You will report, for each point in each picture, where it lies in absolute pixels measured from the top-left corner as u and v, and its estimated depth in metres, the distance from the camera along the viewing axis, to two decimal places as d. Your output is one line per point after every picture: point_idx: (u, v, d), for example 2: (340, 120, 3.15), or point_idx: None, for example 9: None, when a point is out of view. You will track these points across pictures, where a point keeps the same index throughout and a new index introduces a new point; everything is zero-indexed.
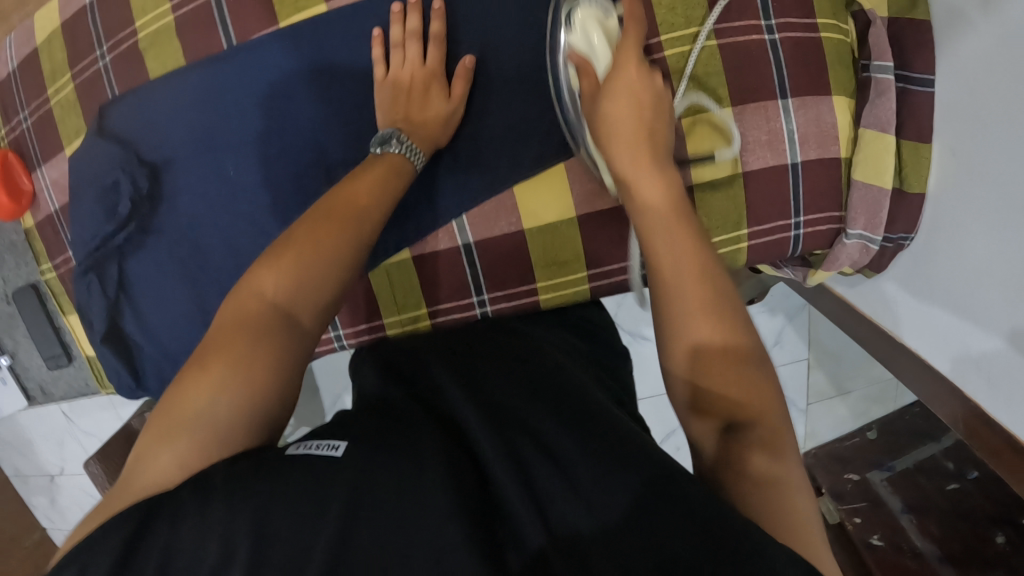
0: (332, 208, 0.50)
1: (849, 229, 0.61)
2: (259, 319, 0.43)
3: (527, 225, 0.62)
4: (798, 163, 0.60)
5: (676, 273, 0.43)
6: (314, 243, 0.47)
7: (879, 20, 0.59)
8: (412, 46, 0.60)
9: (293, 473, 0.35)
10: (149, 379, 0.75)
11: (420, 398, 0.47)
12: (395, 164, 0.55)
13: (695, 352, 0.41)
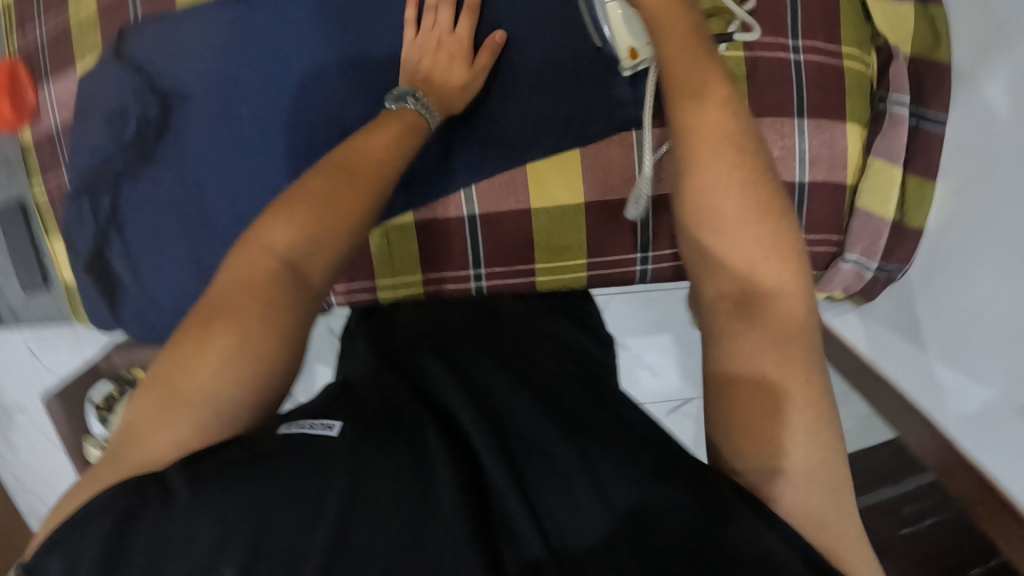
0: (346, 160, 0.46)
1: (846, 253, 0.63)
2: (270, 280, 0.40)
3: (534, 206, 0.62)
4: (804, 183, 0.61)
5: (715, 171, 0.39)
6: (330, 197, 0.43)
7: (902, 56, 0.60)
8: (445, 10, 0.59)
9: (282, 464, 0.34)
10: (128, 317, 0.74)
11: (413, 382, 0.46)
12: (412, 123, 0.53)
13: (733, 259, 0.39)
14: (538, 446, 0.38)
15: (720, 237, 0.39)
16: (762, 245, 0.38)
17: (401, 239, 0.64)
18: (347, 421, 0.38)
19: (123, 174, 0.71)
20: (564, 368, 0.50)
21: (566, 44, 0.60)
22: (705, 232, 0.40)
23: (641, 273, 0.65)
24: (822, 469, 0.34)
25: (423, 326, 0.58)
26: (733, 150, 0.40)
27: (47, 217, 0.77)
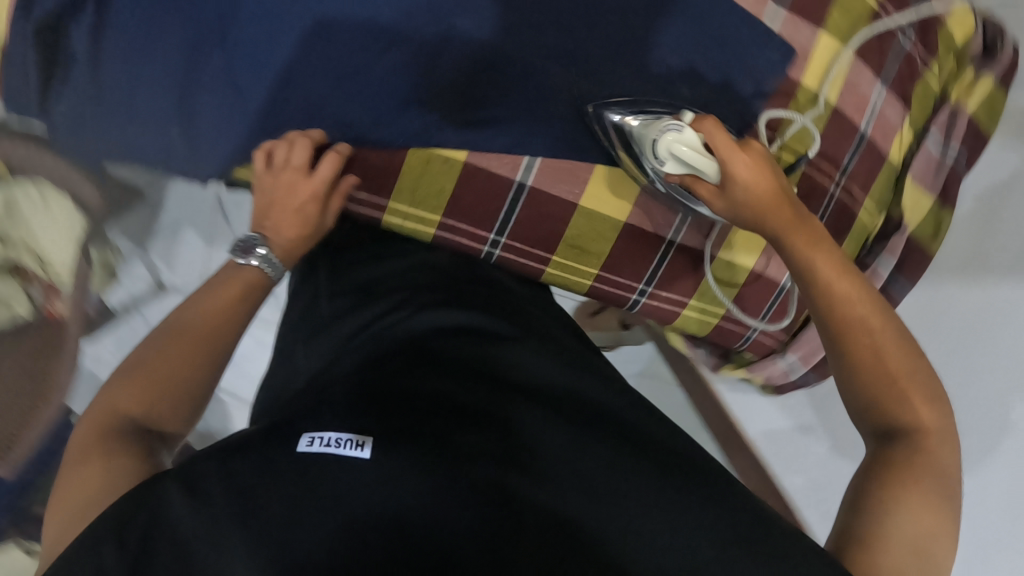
0: (183, 326, 0.56)
1: (787, 354, 0.73)
2: (121, 432, 0.49)
3: (580, 202, 0.63)
4: (787, 286, 0.70)
5: (881, 339, 0.49)
6: (174, 355, 0.54)
7: (906, 230, 0.67)
8: (304, 148, 0.57)
9: (315, 482, 0.42)
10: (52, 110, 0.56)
11: (427, 368, 0.52)
12: (251, 281, 0.59)
13: (898, 408, 0.48)
14: (569, 454, 0.46)
15: (887, 375, 0.48)
16: (912, 369, 0.49)
17: (437, 173, 0.60)
18: (379, 431, 0.45)
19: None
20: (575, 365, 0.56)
21: (673, 73, 0.60)
22: (875, 370, 0.49)
23: (634, 302, 0.69)
24: (921, 542, 0.43)
25: (419, 287, 0.61)
26: (850, 282, 0.51)
27: None
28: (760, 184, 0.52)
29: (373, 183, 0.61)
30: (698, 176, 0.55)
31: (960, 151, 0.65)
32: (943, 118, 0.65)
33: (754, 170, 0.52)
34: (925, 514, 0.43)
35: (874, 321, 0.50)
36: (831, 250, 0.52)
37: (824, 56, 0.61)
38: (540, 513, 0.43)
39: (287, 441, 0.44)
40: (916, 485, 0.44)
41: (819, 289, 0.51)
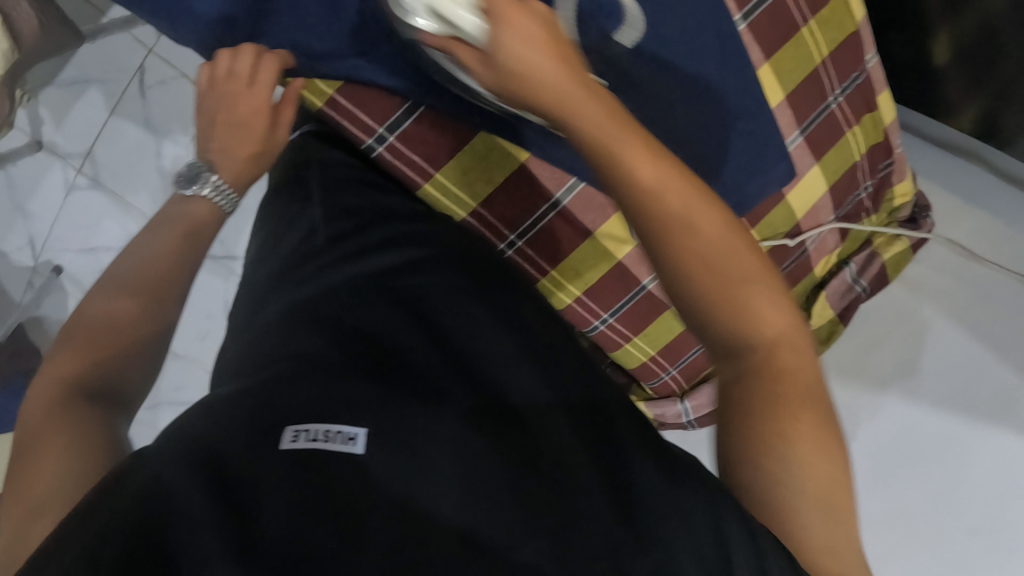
0: (126, 275, 0.50)
1: (684, 401, 0.86)
2: (68, 407, 0.41)
3: (596, 232, 0.67)
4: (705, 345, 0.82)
5: (752, 291, 0.47)
6: (109, 321, 0.47)
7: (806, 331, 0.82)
8: (246, 56, 0.53)
9: (327, 469, 0.35)
10: None
11: (440, 346, 0.47)
12: (202, 213, 0.56)
13: (764, 345, 0.47)
14: (557, 447, 0.41)
15: (722, 299, 0.46)
16: (763, 297, 0.47)
17: (494, 165, 0.62)
18: (374, 423, 0.38)
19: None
20: (560, 349, 0.52)
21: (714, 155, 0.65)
22: (720, 306, 0.46)
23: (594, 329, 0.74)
24: (824, 478, 0.44)
25: (398, 253, 0.54)
26: (713, 231, 0.46)
27: None
28: (547, 34, 0.41)
29: (431, 151, 0.60)
30: (459, 38, 0.43)
31: (866, 285, 0.81)
32: (863, 256, 0.81)
33: (525, 26, 0.40)
34: (819, 459, 0.44)
35: (701, 223, 0.46)
36: (663, 162, 0.45)
37: (812, 183, 0.72)
38: (530, 498, 0.38)
39: (271, 439, 0.37)
40: (794, 412, 0.45)
41: (683, 256, 0.46)
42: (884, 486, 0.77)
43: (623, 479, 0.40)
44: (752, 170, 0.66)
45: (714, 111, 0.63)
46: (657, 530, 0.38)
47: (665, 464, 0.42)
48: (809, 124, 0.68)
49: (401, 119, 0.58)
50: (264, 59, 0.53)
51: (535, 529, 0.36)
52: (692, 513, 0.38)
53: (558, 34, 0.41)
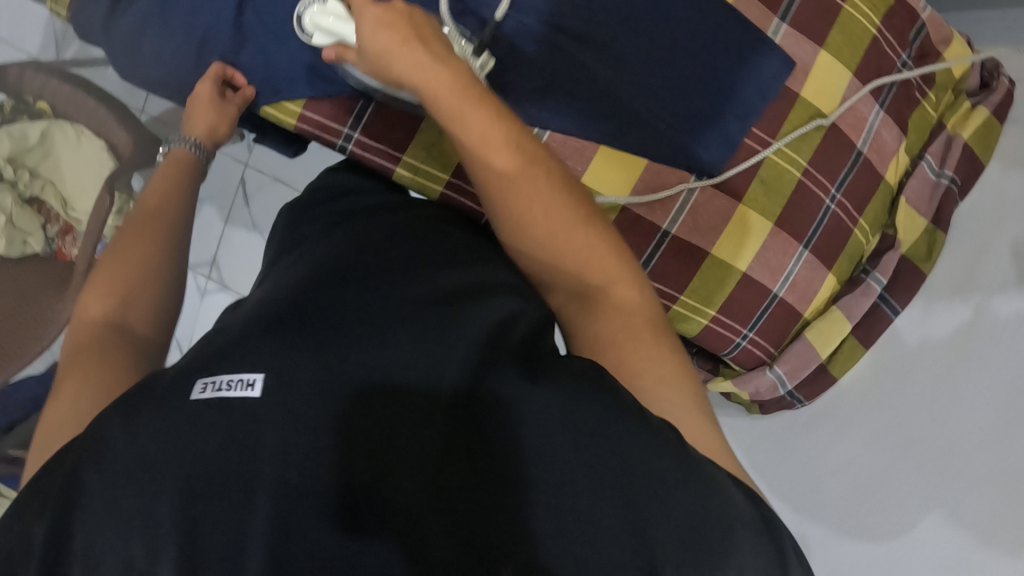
0: (143, 211, 0.61)
1: (775, 365, 0.71)
2: (97, 337, 0.49)
3: (585, 179, 0.66)
4: (777, 297, 0.70)
5: (513, 171, 0.48)
6: (130, 247, 0.57)
7: (899, 248, 0.70)
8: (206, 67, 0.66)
9: (215, 424, 0.36)
10: (125, 19, 0.69)
11: (362, 288, 0.45)
12: (181, 157, 0.68)
13: (549, 234, 0.49)
14: (464, 400, 0.40)
15: (544, 244, 0.49)
16: (593, 245, 0.49)
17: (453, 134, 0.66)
18: (269, 365, 0.38)
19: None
20: (482, 280, 0.50)
21: (672, 70, 0.64)
22: (558, 262, 0.49)
23: None
24: (690, 400, 0.45)
25: (347, 227, 0.55)
26: (532, 178, 0.48)
27: None
28: (401, 21, 0.47)
29: (391, 138, 0.66)
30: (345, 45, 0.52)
31: (954, 175, 0.71)
32: (938, 144, 0.72)
33: (382, 18, 0.47)
34: (642, 355, 0.46)
35: (454, 107, 0.47)
36: (436, 62, 0.47)
37: (824, 74, 0.69)
38: (449, 459, 0.37)
39: (184, 389, 0.38)
40: (630, 344, 0.46)
41: (504, 199, 0.48)
42: (1015, 424, 0.60)
43: (520, 430, 0.39)
44: (717, 81, 0.66)
45: (650, 21, 0.63)
46: (565, 480, 0.37)
47: (573, 394, 0.40)
48: (787, 10, 0.67)
49: (362, 114, 0.65)
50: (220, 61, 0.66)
51: (442, 479, 0.36)
52: (596, 439, 0.38)
53: (418, 30, 0.47)
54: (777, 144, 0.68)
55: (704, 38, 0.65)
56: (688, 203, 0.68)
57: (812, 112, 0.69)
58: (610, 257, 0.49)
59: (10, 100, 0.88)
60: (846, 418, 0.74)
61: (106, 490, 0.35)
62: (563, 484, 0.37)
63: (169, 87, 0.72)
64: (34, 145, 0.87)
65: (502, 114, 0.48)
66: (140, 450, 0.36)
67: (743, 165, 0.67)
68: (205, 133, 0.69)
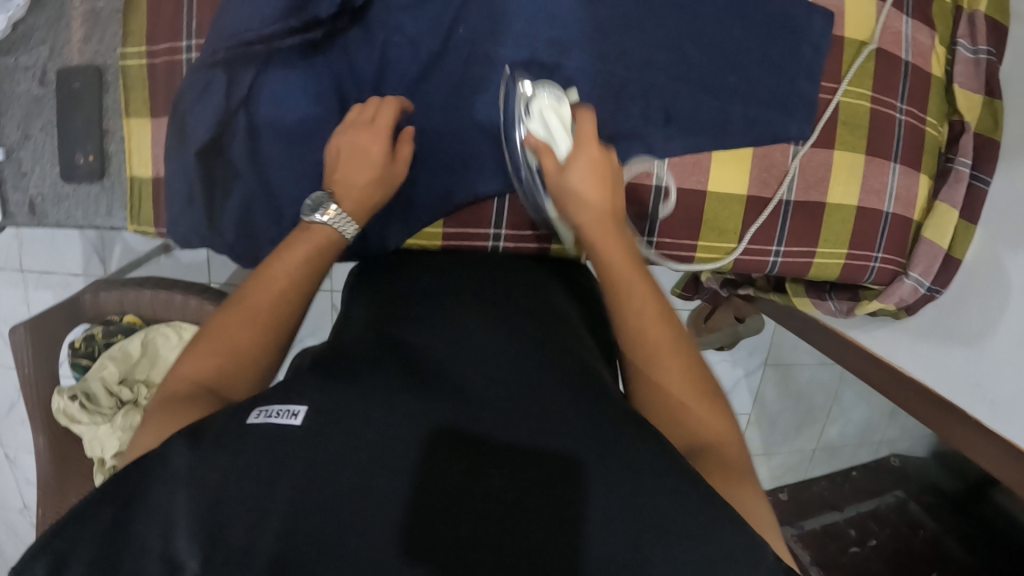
0: (245, 297, 0.56)
1: (910, 271, 0.79)
2: (177, 394, 0.49)
3: (710, 188, 0.73)
4: (890, 214, 0.78)
5: (597, 226, 0.58)
6: (225, 334, 0.53)
7: (971, 131, 0.77)
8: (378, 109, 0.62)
9: (252, 444, 0.40)
10: (226, 222, 0.68)
11: (401, 353, 0.51)
12: (323, 240, 0.58)
13: (620, 286, 0.56)
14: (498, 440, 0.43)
15: (671, 409, 0.52)
16: (711, 416, 0.51)
17: None
18: (314, 403, 0.43)
19: (276, 54, 0.64)
20: (522, 331, 0.55)
21: (740, 62, 0.72)
22: (634, 344, 0.54)
23: (772, 264, 0.77)
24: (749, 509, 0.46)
25: (378, 296, 0.61)
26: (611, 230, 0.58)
27: (133, 92, 0.68)
28: (599, 192, 0.58)
29: (535, 221, 0.69)
30: (550, 146, 0.60)
31: (990, 46, 0.77)
32: (964, 25, 0.78)
33: (588, 140, 0.59)
34: (715, 443, 0.50)
35: (578, 153, 0.59)
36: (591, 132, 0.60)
37: (856, 9, 0.75)
38: (452, 470, 0.40)
39: (240, 415, 0.43)
40: (699, 409, 0.51)
41: (619, 311, 0.55)
42: None
43: (542, 447, 0.42)
44: (773, 57, 0.72)
45: (704, 29, 0.70)
46: (572, 489, 0.40)
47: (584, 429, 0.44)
48: None
49: (501, 212, 0.68)
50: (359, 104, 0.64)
51: (449, 499, 0.39)
52: (592, 447, 0.42)
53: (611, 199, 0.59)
54: (845, 87, 0.74)
55: (749, 24, 0.71)
56: (795, 169, 0.74)
57: (862, 48, 0.75)
58: (677, 347, 0.54)
59: (99, 325, 0.89)
60: (986, 286, 0.76)
61: (167, 502, 0.38)
62: (596, 501, 0.40)
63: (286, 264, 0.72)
64: (139, 358, 0.88)
65: (606, 183, 0.59)
66: (204, 475, 0.39)
67: (824, 118, 0.73)
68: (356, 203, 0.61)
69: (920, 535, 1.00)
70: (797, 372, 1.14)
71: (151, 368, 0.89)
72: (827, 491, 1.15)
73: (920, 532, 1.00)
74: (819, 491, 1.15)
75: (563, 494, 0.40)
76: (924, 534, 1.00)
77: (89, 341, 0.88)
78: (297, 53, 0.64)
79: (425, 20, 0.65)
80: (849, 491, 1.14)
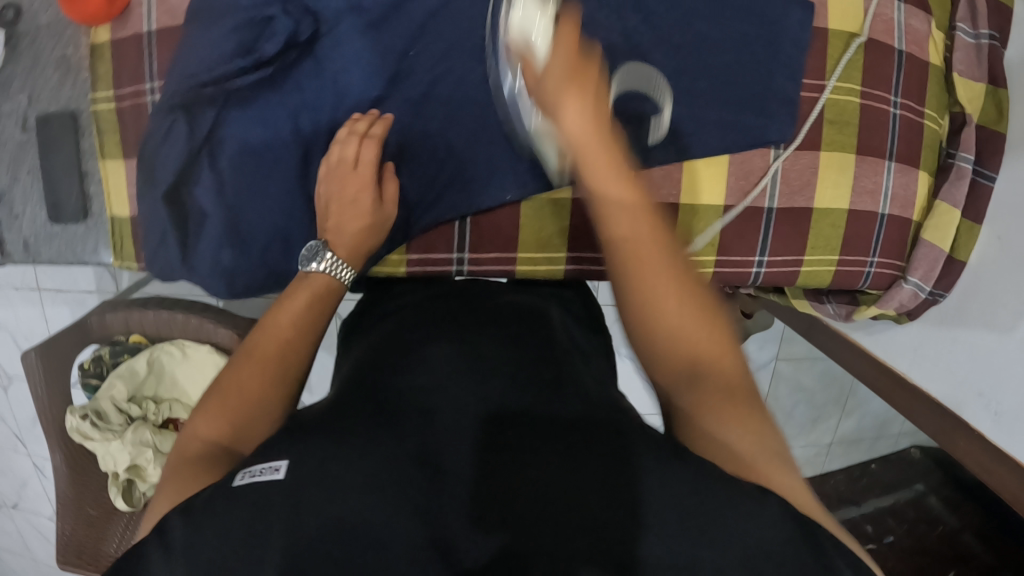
0: (253, 348, 0.53)
1: (909, 276, 0.75)
2: (196, 457, 0.46)
3: (682, 201, 0.70)
4: (886, 215, 0.73)
5: (571, 115, 0.52)
6: (236, 389, 0.49)
7: (973, 123, 0.72)
8: (352, 142, 0.62)
9: (244, 502, 0.38)
10: (199, 259, 0.70)
11: (392, 378, 0.50)
12: (322, 287, 0.58)
13: (597, 201, 0.51)
14: (491, 449, 0.42)
15: (674, 352, 0.47)
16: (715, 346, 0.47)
17: (553, 214, 0.68)
18: (292, 453, 0.40)
19: (235, 91, 0.66)
20: (523, 356, 0.53)
21: (712, 63, 0.69)
22: (630, 275, 0.48)
23: (755, 275, 0.73)
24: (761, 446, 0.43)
25: (380, 330, 0.60)
26: (600, 137, 0.52)
27: (109, 134, 0.71)
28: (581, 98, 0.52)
29: (499, 244, 0.68)
30: (529, 50, 0.55)
31: (992, 31, 0.72)
32: (964, 9, 0.73)
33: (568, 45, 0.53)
34: (721, 390, 0.45)
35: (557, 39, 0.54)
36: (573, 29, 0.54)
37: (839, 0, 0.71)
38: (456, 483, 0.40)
39: (224, 479, 0.41)
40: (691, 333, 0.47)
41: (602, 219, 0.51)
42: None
43: (543, 463, 0.41)
44: (744, 56, 0.69)
45: (670, 35, 0.68)
46: (579, 504, 0.38)
47: (584, 462, 0.40)
48: None
49: (463, 237, 0.68)
50: (333, 144, 0.63)
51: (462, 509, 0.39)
52: (590, 461, 0.41)
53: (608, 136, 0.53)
54: (828, 85, 0.70)
55: (718, 25, 0.68)
56: (774, 173, 0.71)
57: (849, 40, 0.71)
58: (658, 262, 0.48)
59: (106, 346, 0.93)
60: (993, 288, 0.71)
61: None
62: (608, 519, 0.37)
63: (260, 294, 0.72)
64: (146, 375, 0.93)
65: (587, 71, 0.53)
66: (196, 549, 0.37)
67: (809, 119, 0.70)
68: (347, 247, 0.61)
69: (940, 533, 0.96)
70: (813, 366, 1.09)
71: (161, 385, 0.94)
72: (844, 485, 1.11)
73: (941, 530, 0.96)
74: (837, 484, 1.12)
75: (575, 508, 0.38)
76: (944, 531, 0.96)
77: (96, 361, 0.92)
78: (254, 83, 0.66)
79: (378, 45, 0.65)
80: (864, 484, 1.09)
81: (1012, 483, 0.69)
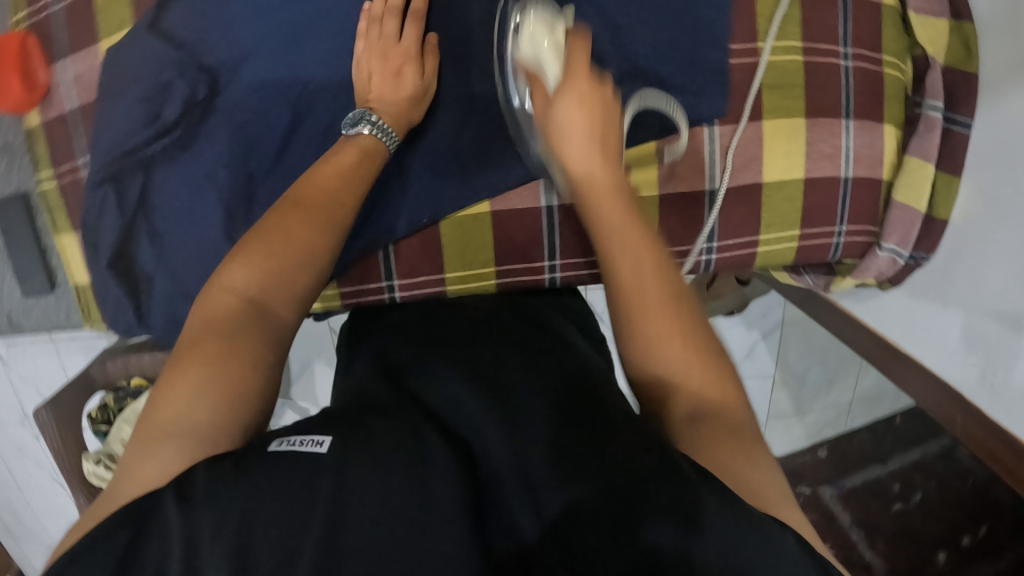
0: (299, 197, 0.51)
1: (883, 243, 0.68)
2: (231, 313, 0.43)
3: None
4: (849, 178, 0.67)
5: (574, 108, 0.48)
6: (280, 245, 0.47)
7: (938, 66, 0.65)
8: (390, 20, 0.60)
9: (277, 471, 0.36)
10: (153, 314, 0.70)
11: (422, 384, 0.49)
12: (370, 145, 0.57)
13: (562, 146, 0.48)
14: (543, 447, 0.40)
15: (632, 293, 0.43)
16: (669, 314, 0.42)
17: (475, 229, 0.67)
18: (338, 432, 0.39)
19: (156, 156, 0.67)
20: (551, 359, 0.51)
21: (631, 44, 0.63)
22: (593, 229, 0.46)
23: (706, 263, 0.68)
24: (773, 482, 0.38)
25: (405, 332, 0.59)
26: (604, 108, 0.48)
27: (56, 209, 0.73)
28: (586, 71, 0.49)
29: (427, 263, 0.67)
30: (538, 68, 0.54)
31: None
32: None
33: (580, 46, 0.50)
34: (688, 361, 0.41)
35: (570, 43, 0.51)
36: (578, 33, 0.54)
37: None
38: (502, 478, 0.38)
39: (258, 444, 0.38)
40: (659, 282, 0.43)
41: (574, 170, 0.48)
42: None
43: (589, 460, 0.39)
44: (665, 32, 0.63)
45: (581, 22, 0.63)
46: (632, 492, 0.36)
47: (636, 452, 0.38)
48: None
49: (389, 261, 0.67)
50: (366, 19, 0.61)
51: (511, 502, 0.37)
52: (642, 451, 0.38)
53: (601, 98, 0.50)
54: (762, 48, 0.64)
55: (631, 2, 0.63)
56: (715, 152, 0.65)
57: None
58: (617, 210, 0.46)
59: (111, 392, 0.96)
60: (980, 249, 0.64)
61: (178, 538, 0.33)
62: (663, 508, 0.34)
63: None
64: None
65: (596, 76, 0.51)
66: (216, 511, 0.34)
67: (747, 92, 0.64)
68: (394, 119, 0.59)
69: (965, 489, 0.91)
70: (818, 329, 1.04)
71: None
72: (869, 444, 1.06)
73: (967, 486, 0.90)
74: (862, 443, 1.07)
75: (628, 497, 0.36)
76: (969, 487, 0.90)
77: (102, 409, 0.95)
78: (170, 145, 0.66)
79: (278, 82, 0.64)
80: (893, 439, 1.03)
81: (1010, 459, 0.63)
